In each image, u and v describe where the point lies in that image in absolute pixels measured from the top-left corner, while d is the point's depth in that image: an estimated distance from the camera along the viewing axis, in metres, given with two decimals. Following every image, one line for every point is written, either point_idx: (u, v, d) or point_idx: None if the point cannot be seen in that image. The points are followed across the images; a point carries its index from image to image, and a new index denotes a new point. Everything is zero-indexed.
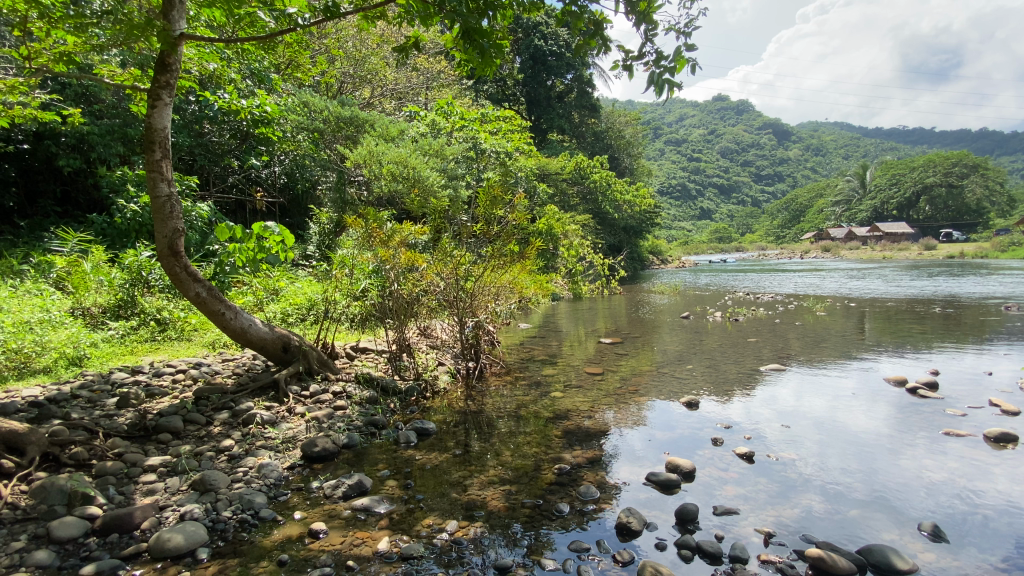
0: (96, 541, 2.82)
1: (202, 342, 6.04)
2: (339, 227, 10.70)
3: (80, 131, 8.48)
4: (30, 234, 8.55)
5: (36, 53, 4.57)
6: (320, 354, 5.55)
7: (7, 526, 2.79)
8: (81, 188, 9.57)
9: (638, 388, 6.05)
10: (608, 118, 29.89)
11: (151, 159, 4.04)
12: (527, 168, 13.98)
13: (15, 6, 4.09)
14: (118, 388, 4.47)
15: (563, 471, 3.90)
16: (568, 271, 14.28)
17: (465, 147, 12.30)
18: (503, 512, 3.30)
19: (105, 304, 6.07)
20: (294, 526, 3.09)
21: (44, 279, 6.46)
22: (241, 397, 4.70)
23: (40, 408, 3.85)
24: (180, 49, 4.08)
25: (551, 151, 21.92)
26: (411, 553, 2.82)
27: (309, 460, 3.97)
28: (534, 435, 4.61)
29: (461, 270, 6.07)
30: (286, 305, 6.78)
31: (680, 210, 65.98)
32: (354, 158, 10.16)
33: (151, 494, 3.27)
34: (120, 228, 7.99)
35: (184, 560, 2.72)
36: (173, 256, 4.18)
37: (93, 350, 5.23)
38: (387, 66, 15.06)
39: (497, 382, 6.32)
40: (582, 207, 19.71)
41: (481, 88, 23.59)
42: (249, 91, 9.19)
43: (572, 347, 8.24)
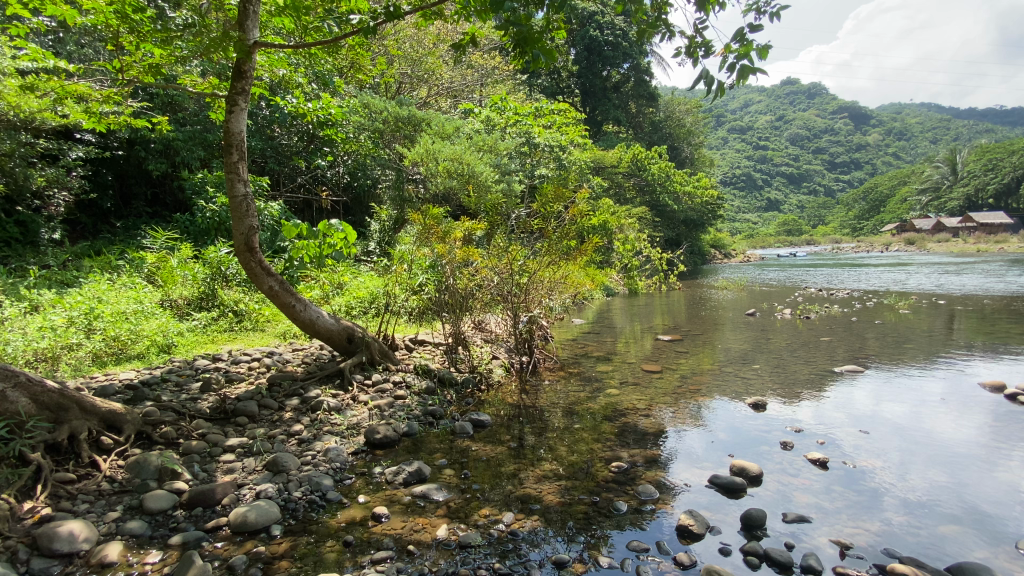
0: (183, 513, 3.08)
1: (275, 332, 6.41)
2: (397, 225, 11.21)
3: (167, 138, 9.25)
4: (126, 233, 9.42)
5: (128, 66, 4.98)
6: (381, 345, 5.72)
7: (107, 497, 3.11)
8: (168, 190, 10.42)
9: (699, 387, 5.84)
10: (667, 106, 28.82)
11: (230, 161, 4.33)
12: (582, 161, 13.78)
13: (109, 23, 4.49)
14: (202, 373, 4.84)
15: (620, 469, 3.82)
16: (624, 265, 13.93)
17: (518, 142, 12.31)
18: (559, 507, 3.27)
19: (190, 296, 6.59)
20: (358, 508, 3.22)
21: (138, 274, 7.10)
22: (310, 384, 4.96)
23: (135, 390, 4.25)
24: (255, 57, 4.35)
25: (607, 143, 21.49)
26: (469, 541, 2.87)
27: (372, 447, 4.13)
28: (589, 431, 4.55)
29: (516, 265, 6.12)
30: (350, 299, 7.04)
31: (745, 201, 62.83)
32: (411, 156, 10.40)
33: (231, 472, 3.52)
34: (202, 227, 8.65)
35: (260, 535, 2.91)
36: (249, 252, 4.46)
37: (180, 338, 5.67)
38: (443, 64, 15.32)
39: (552, 376, 6.27)
40: (638, 199, 19.18)
41: (535, 81, 23.51)
42: (314, 95, 9.63)
43: (627, 343, 8.05)
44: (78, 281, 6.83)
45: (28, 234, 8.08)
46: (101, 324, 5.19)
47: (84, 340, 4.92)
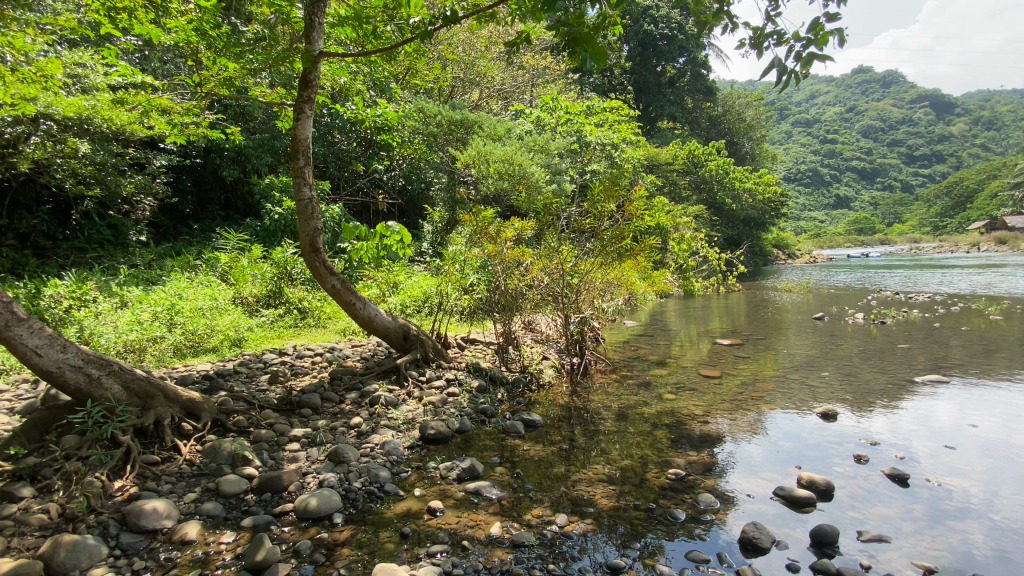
0: (254, 497, 3.26)
1: (336, 328, 6.68)
2: (449, 226, 11.45)
3: (239, 146, 9.91)
4: (202, 235, 10.15)
5: (206, 80, 5.34)
6: (435, 343, 5.84)
7: (187, 479, 3.35)
8: (240, 195, 11.12)
9: (761, 395, 5.56)
10: (726, 100, 27.63)
11: (296, 167, 4.57)
12: (636, 159, 13.49)
13: (190, 40, 4.83)
14: (269, 366, 5.12)
15: (676, 476, 3.69)
16: (679, 266, 13.50)
17: (569, 142, 12.26)
18: (613, 512, 3.20)
19: (259, 294, 7.00)
20: (414, 501, 3.29)
21: (213, 272, 7.62)
22: (368, 379, 5.14)
23: (211, 379, 4.56)
24: (319, 67, 4.56)
25: (661, 140, 20.99)
26: (522, 540, 2.86)
27: (426, 442, 4.22)
28: (643, 435, 4.43)
29: (567, 265, 6.10)
30: (405, 298, 7.24)
31: (810, 198, 59.35)
32: (464, 159, 10.56)
33: (296, 461, 3.69)
34: (270, 229, 9.18)
35: (323, 522, 3.03)
36: (314, 252, 4.70)
37: (250, 333, 6.02)
38: (495, 66, 15.43)
39: (604, 379, 6.15)
40: (695, 197, 18.54)
41: (587, 80, 23.37)
42: (372, 101, 9.98)
43: (683, 347, 7.78)
44: (161, 279, 7.42)
45: (119, 236, 8.85)
46: (181, 318, 5.60)
47: (167, 333, 5.34)
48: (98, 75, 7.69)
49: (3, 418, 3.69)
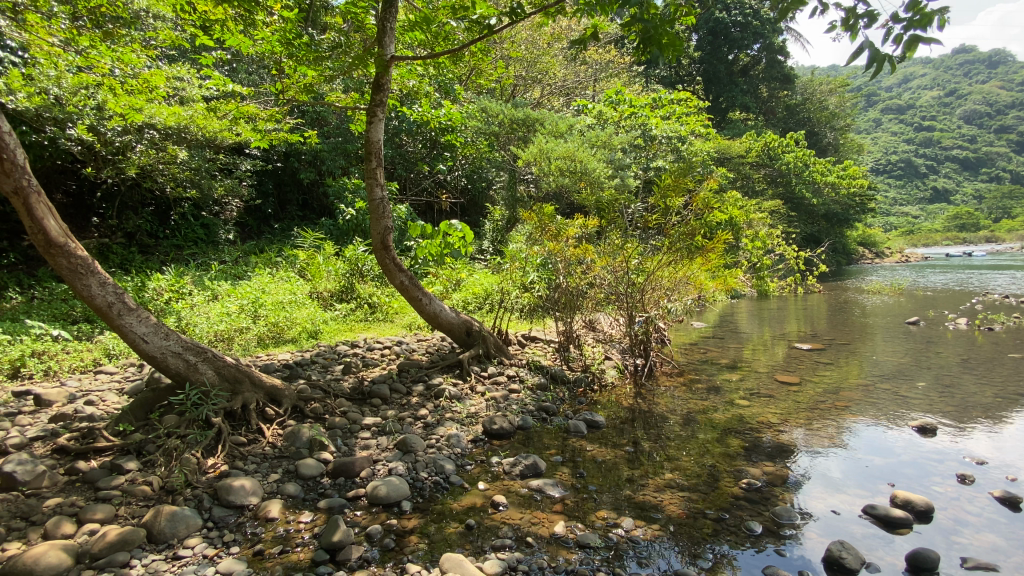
0: (330, 481, 3.45)
1: (402, 323, 6.91)
2: (510, 224, 11.53)
3: (315, 150, 10.53)
4: (282, 234, 10.85)
5: (287, 87, 5.66)
6: (497, 340, 5.89)
7: (270, 460, 3.59)
8: (315, 196, 11.79)
9: (845, 404, 5.15)
10: (805, 88, 25.83)
11: (369, 168, 4.78)
12: (705, 151, 12.89)
13: (274, 50, 5.16)
14: (343, 357, 5.39)
15: (751, 486, 3.50)
16: (752, 265, 12.78)
17: (633, 136, 11.95)
18: (681, 519, 3.09)
19: (332, 289, 7.38)
20: (479, 495, 3.34)
21: (292, 269, 8.12)
22: (433, 372, 5.27)
23: (291, 368, 4.87)
24: (391, 71, 4.77)
25: (733, 132, 19.95)
26: (587, 542, 2.83)
27: (489, 436, 4.27)
28: (713, 442, 4.24)
29: (631, 264, 5.87)
30: (467, 295, 7.37)
31: (901, 192, 54.24)
32: (526, 156, 10.57)
33: (367, 448, 3.86)
34: (342, 228, 9.67)
35: (393, 509, 3.15)
36: (384, 249, 4.90)
37: (325, 326, 6.36)
38: (558, 62, 15.32)
39: (670, 382, 5.93)
40: (769, 192, 17.47)
41: (653, 72, 22.72)
42: (437, 103, 10.25)
43: (756, 351, 7.35)
44: (247, 275, 8.00)
45: (210, 235, 9.63)
46: (264, 311, 6.02)
47: (252, 324, 5.75)
48: (193, 87, 8.39)
49: (116, 397, 4.12)
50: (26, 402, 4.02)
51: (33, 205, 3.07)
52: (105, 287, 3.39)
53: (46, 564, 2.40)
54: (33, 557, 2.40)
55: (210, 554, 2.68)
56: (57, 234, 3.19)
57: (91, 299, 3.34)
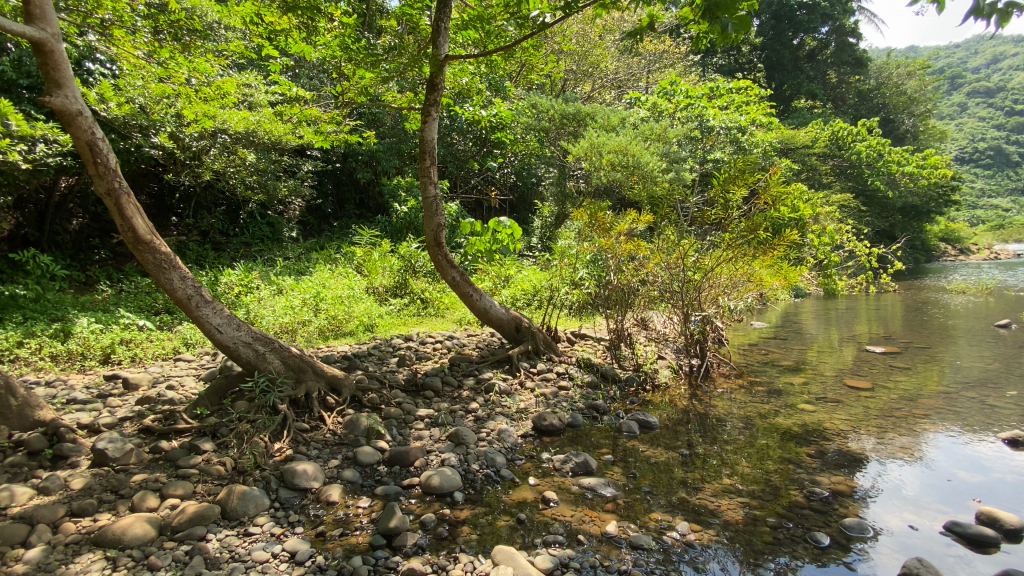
0: (386, 469, 3.57)
1: (453, 318, 7.04)
2: (559, 220, 11.46)
3: (372, 150, 10.93)
4: (340, 231, 11.32)
5: (346, 90, 5.87)
6: (546, 337, 5.86)
7: (330, 447, 3.76)
8: (371, 195, 12.21)
9: (923, 412, 4.78)
10: (879, 72, 24.03)
11: (424, 167, 4.92)
12: (768, 142, 12.24)
13: (334, 53, 5.37)
14: (397, 350, 5.56)
15: (815, 496, 3.33)
16: (818, 262, 12.03)
17: (689, 128, 11.56)
18: (740, 526, 2.98)
19: (387, 284, 7.62)
20: (531, 490, 3.36)
21: (350, 265, 8.45)
22: (484, 367, 5.34)
23: (349, 359, 5.07)
24: (445, 70, 4.87)
25: (797, 121, 18.87)
26: (640, 543, 2.78)
27: (539, 433, 4.27)
28: (774, 447, 4.06)
29: (688, 261, 5.67)
30: (516, 291, 7.40)
31: (990, 182, 49.36)
32: (576, 151, 10.46)
33: (421, 439, 3.97)
34: (397, 226, 9.96)
35: (445, 499, 3.22)
36: (437, 246, 5.01)
37: (381, 320, 6.57)
38: (610, 55, 15.04)
39: (728, 384, 5.70)
40: (838, 184, 16.37)
41: (710, 60, 21.88)
42: (488, 101, 10.33)
43: (821, 354, 6.94)
44: (308, 271, 8.40)
45: (275, 233, 10.19)
46: (324, 305, 6.30)
47: (313, 317, 6.04)
48: (260, 93, 8.88)
49: (193, 383, 4.46)
50: (117, 385, 4.41)
51: (123, 205, 3.36)
52: (185, 280, 3.65)
53: (133, 535, 2.63)
54: (122, 528, 2.64)
55: (277, 533, 2.85)
56: (145, 232, 3.47)
57: (173, 292, 3.61)
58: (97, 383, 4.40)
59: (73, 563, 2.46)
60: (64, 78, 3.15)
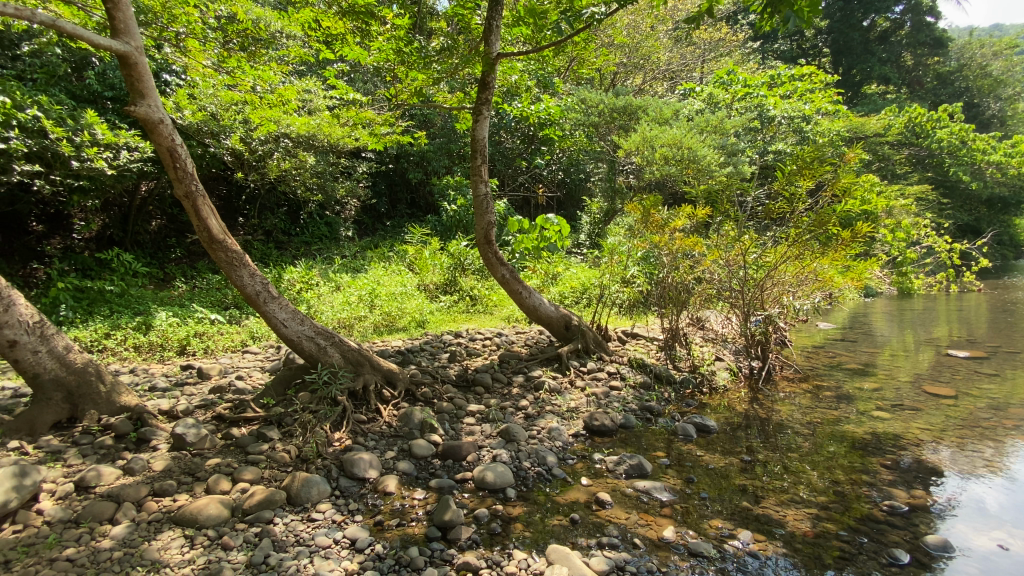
0: (439, 462, 3.64)
1: (501, 315, 7.07)
2: (609, 217, 11.29)
3: (424, 150, 11.20)
4: (393, 230, 11.64)
5: (400, 92, 6.00)
6: (597, 335, 5.78)
7: (386, 438, 3.86)
8: (422, 194, 12.49)
9: (1018, 424, 4.36)
10: (961, 52, 22.11)
11: (475, 165, 4.96)
12: (837, 131, 11.48)
13: (389, 57, 5.50)
14: (448, 346, 5.64)
15: (892, 510, 3.10)
16: (891, 258, 11.20)
17: (747, 118, 11.09)
18: (808, 538, 2.83)
19: (437, 282, 7.76)
20: (584, 490, 3.32)
21: (402, 263, 8.67)
22: (533, 364, 5.33)
23: (402, 354, 5.20)
24: (496, 69, 4.89)
25: (867, 108, 17.66)
26: (700, 550, 2.69)
27: (591, 433, 4.21)
28: (845, 456, 3.82)
29: (748, 258, 5.43)
30: (564, 289, 7.33)
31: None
32: (627, 146, 10.16)
33: (472, 434, 4.01)
34: (447, 224, 10.13)
35: (498, 494, 3.24)
36: (487, 244, 5.05)
37: (431, 316, 6.69)
38: (663, 45, 14.62)
39: (791, 388, 5.41)
40: (915, 175, 15.17)
41: (769, 47, 20.85)
42: (538, 97, 10.29)
43: (895, 357, 6.48)
44: (363, 268, 8.69)
45: (332, 232, 10.62)
46: (378, 302, 6.49)
47: (368, 313, 6.24)
48: (319, 98, 9.24)
49: (259, 374, 4.72)
50: (191, 374, 4.73)
51: (199, 206, 3.58)
52: (253, 277, 3.86)
53: (208, 515, 2.80)
54: (198, 508, 2.81)
55: (338, 520, 2.96)
56: (218, 232, 3.69)
57: (243, 288, 3.82)
58: (174, 372, 4.74)
59: (155, 539, 2.65)
60: (147, 88, 3.40)
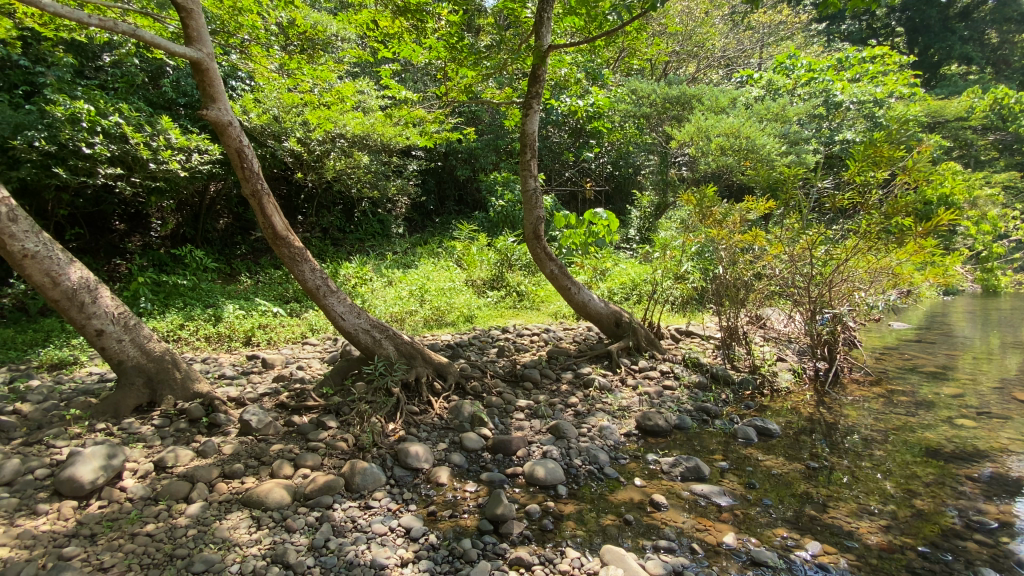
0: (490, 456, 3.66)
1: (549, 311, 7.03)
2: (660, 211, 11.00)
3: (472, 147, 11.31)
4: (441, 226, 11.82)
5: (449, 89, 6.06)
6: (648, 333, 5.63)
7: (438, 430, 3.93)
8: (469, 191, 12.61)
9: None
10: None
11: (524, 160, 4.93)
12: (913, 115, 10.64)
13: (440, 55, 5.56)
14: (496, 341, 5.67)
15: (981, 527, 2.85)
16: (974, 253, 10.30)
17: (812, 104, 10.48)
18: (883, 552, 2.65)
19: (485, 277, 7.80)
20: (637, 491, 3.24)
21: (451, 258, 8.79)
22: (582, 361, 5.26)
23: (452, 348, 5.27)
24: (547, 61, 4.84)
25: (946, 90, 16.30)
26: (763, 559, 2.58)
27: (644, 433, 4.11)
28: (923, 466, 3.55)
29: (816, 253, 5.13)
30: (614, 285, 7.19)
31: None
32: (680, 137, 9.87)
33: (522, 429, 4.02)
34: (494, 220, 10.18)
35: (549, 491, 3.22)
36: (536, 239, 5.02)
37: (480, 312, 6.74)
38: (718, 31, 14.04)
39: (862, 392, 5.07)
40: (1002, 162, 13.86)
41: (835, 29, 19.61)
42: (587, 90, 10.13)
43: (980, 361, 5.95)
44: (413, 264, 8.88)
45: (384, 229, 10.91)
46: (429, 297, 6.61)
47: (419, 308, 6.36)
48: (372, 98, 9.48)
49: (318, 365, 4.91)
50: (256, 364, 4.99)
51: (265, 204, 3.75)
52: (314, 271, 4.01)
53: (273, 498, 2.94)
54: (264, 492, 2.96)
55: (394, 509, 3.03)
56: (281, 229, 3.86)
57: (304, 282, 3.98)
58: (241, 362, 5.02)
59: (226, 518, 2.82)
60: (218, 93, 3.59)
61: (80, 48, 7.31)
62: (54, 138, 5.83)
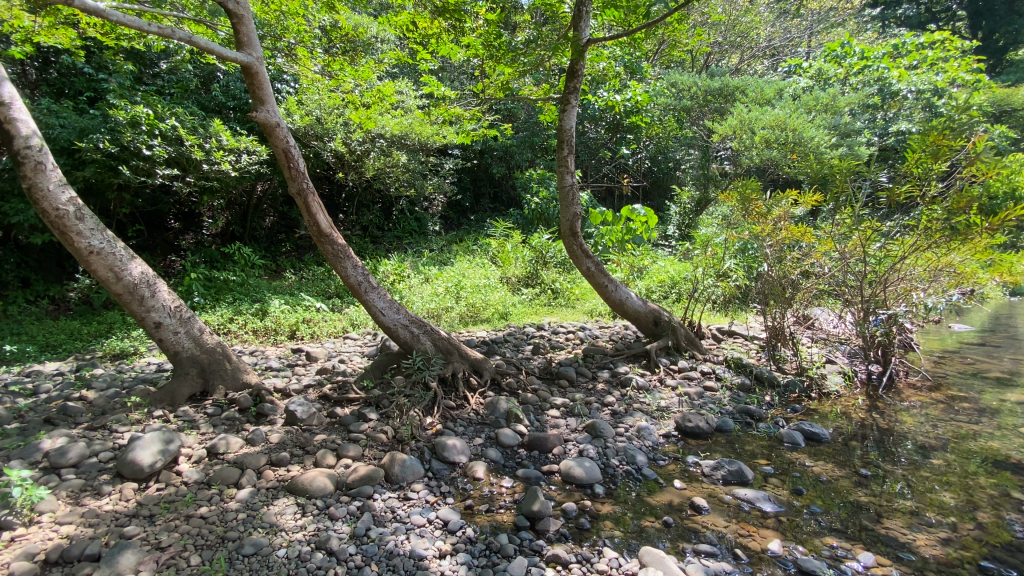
0: (526, 452, 3.67)
1: (584, 309, 6.96)
2: (700, 207, 10.71)
3: (507, 145, 11.34)
4: (476, 224, 11.90)
5: (486, 86, 6.07)
6: (688, 332, 5.50)
7: (475, 425, 3.96)
8: (505, 188, 12.63)
9: None
10: None
11: (561, 156, 4.89)
12: (978, 102, 9.96)
13: (478, 52, 5.58)
14: (532, 338, 5.66)
15: None
16: None
17: (865, 94, 9.96)
18: (943, 567, 2.51)
19: (520, 275, 7.80)
20: (677, 493, 3.18)
21: (486, 256, 8.84)
22: (619, 360, 5.19)
23: (488, 345, 5.30)
24: (586, 56, 4.78)
25: (1015, 77, 15.16)
26: (810, 568, 2.49)
27: (683, 434, 4.03)
28: (989, 479, 3.32)
29: (870, 249, 4.87)
30: (651, 283, 7.06)
31: None
32: (722, 130, 9.59)
33: (558, 427, 4.00)
34: (529, 217, 10.17)
35: (586, 490, 3.20)
36: (573, 236, 4.98)
37: (515, 309, 6.75)
38: (763, 20, 13.52)
39: (918, 397, 4.79)
40: None
41: (890, 14, 18.54)
42: (625, 85, 9.96)
43: None
44: (449, 261, 8.98)
45: (421, 227, 11.08)
46: (464, 294, 6.67)
47: (455, 305, 6.42)
48: (410, 98, 9.63)
49: (359, 359, 5.04)
50: (300, 357, 5.17)
51: (310, 202, 3.87)
52: (356, 268, 4.11)
53: (317, 486, 3.04)
54: (309, 480, 3.06)
55: (432, 501, 3.08)
56: (325, 226, 3.97)
57: (347, 278, 4.09)
58: (286, 355, 5.20)
59: (273, 504, 2.93)
60: (266, 95, 3.73)
61: (138, 55, 7.71)
62: (116, 141, 6.19)
